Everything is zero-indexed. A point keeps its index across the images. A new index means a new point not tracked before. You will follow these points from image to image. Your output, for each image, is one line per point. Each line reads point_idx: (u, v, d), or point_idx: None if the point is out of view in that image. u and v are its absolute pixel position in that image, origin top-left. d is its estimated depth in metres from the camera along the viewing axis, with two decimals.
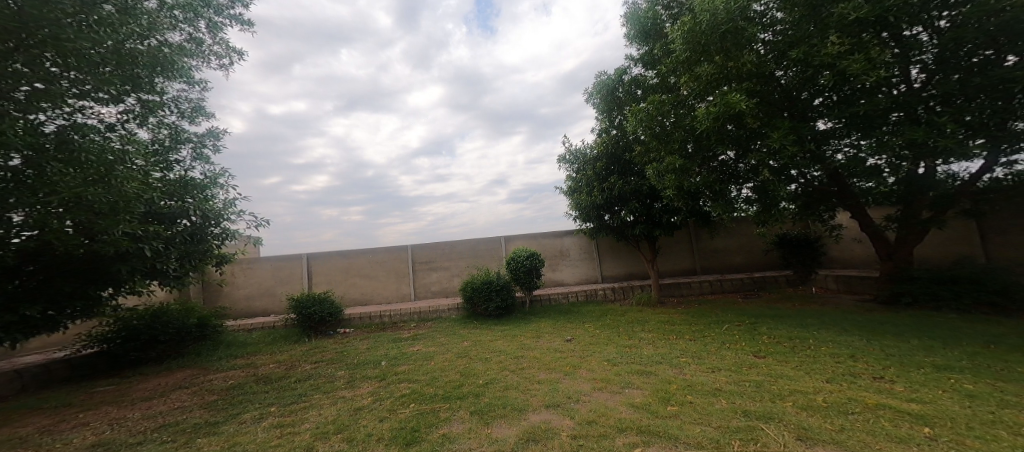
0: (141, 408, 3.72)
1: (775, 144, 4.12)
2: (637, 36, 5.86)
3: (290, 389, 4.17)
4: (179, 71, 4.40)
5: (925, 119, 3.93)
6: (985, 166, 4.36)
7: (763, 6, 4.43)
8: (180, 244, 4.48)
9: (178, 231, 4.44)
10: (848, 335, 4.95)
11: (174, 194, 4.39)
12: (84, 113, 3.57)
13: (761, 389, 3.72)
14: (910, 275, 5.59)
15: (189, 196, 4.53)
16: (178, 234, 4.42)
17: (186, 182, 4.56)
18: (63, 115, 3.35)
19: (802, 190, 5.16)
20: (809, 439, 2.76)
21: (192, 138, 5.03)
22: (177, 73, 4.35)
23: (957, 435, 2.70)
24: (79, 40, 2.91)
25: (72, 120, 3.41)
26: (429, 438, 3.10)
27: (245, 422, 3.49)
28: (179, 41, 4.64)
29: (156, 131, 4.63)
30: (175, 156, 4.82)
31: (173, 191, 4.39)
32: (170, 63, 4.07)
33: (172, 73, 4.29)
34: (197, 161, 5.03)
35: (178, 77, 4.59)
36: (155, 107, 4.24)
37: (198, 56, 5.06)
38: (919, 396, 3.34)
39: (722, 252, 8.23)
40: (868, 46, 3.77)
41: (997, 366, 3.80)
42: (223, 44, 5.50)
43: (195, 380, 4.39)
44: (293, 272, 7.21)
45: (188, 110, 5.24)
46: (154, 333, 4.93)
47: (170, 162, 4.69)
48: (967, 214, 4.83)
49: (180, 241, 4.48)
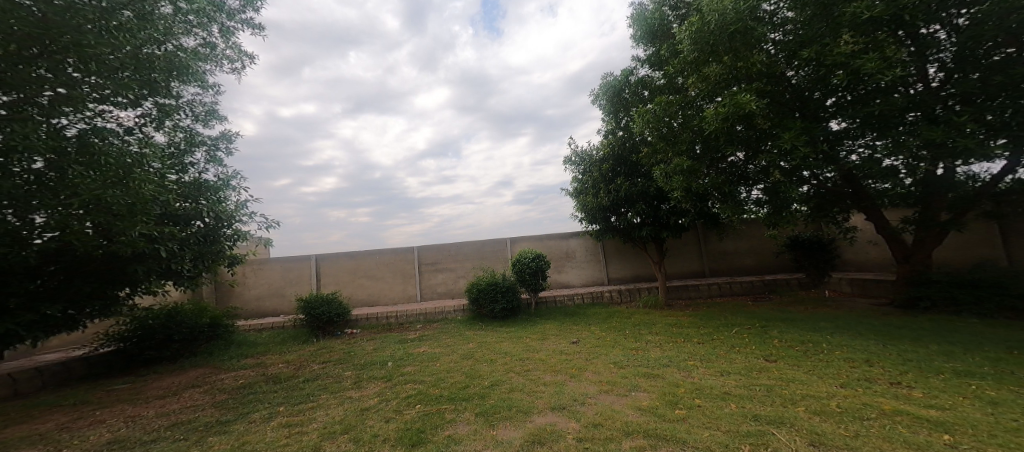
0: (156, 406, 3.81)
1: (786, 145, 4.03)
2: (644, 36, 5.80)
3: (299, 389, 4.23)
4: (194, 76, 4.50)
5: (944, 119, 3.79)
6: (1007, 168, 4.18)
7: (774, 4, 4.33)
8: (195, 245, 4.58)
9: (192, 232, 4.54)
10: (862, 340, 4.83)
11: (188, 196, 4.49)
12: (104, 117, 3.65)
13: (772, 394, 3.65)
14: (928, 278, 5.43)
15: (202, 199, 4.64)
16: (192, 235, 4.53)
17: (200, 185, 4.68)
18: (84, 119, 3.45)
19: (814, 192, 5.05)
20: (821, 445, 2.71)
21: (205, 141, 5.15)
22: (192, 77, 4.45)
23: (978, 443, 2.61)
24: (100, 45, 2.99)
25: (92, 124, 3.52)
26: (434, 439, 3.12)
27: (255, 420, 3.57)
28: (193, 46, 4.73)
29: (172, 134, 4.74)
30: (190, 158, 4.93)
31: (187, 194, 4.49)
32: (185, 68, 4.17)
33: (187, 77, 4.39)
34: (210, 164, 5.14)
35: (193, 82, 4.70)
36: (171, 111, 4.34)
37: (211, 60, 5.17)
38: (938, 403, 3.25)
39: (731, 254, 8.10)
40: (884, 44, 3.65)
41: (1020, 372, 3.66)
42: (236, 48, 5.61)
43: (207, 378, 4.48)
44: (302, 272, 7.32)
45: (202, 114, 5.36)
46: (168, 332, 5.05)
47: (185, 164, 4.80)
48: (988, 216, 4.65)
49: (194, 242, 4.59)
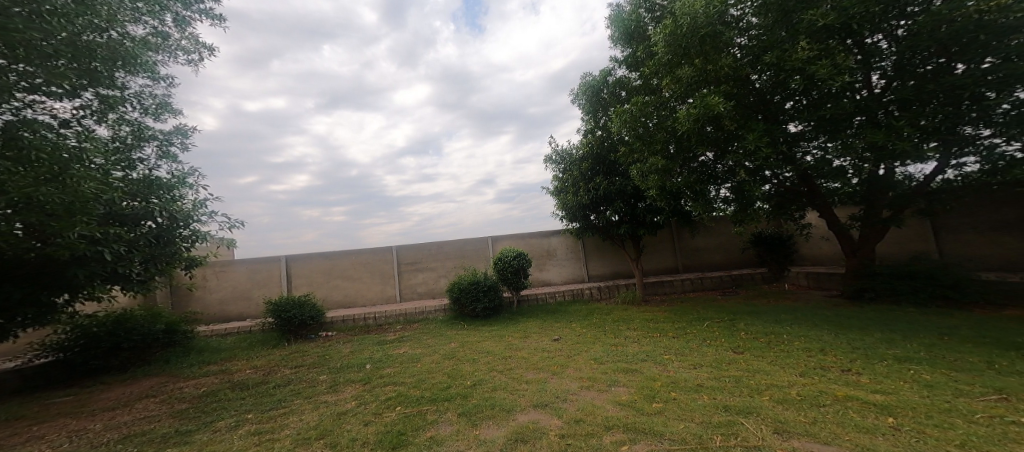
0: (106, 418, 3.44)
1: (751, 146, 4.36)
2: (621, 37, 6.05)
3: (268, 395, 3.97)
4: (142, 66, 4.22)
5: (886, 123, 4.18)
6: (937, 168, 4.68)
7: (740, 10, 4.66)
8: (145, 248, 4.25)
9: (141, 233, 4.21)
10: (818, 329, 5.22)
11: (137, 194, 4.17)
12: (34, 108, 3.33)
13: (739, 384, 3.86)
14: (873, 271, 5.96)
15: (153, 197, 4.33)
16: (142, 237, 4.20)
17: (151, 182, 4.36)
18: (11, 110, 3.13)
19: (775, 190, 5.42)
20: (784, 432, 2.87)
21: (157, 136, 4.78)
22: (140, 67, 4.17)
23: (918, 424, 2.87)
24: (29, 30, 2.76)
25: (21, 115, 3.19)
26: (416, 441, 3.03)
27: (219, 429, 3.32)
28: (141, 34, 4.43)
29: (117, 128, 4.35)
30: (138, 153, 4.58)
31: (136, 191, 4.18)
32: (131, 57, 3.90)
33: (134, 67, 4.10)
34: (162, 160, 4.80)
35: (141, 72, 4.38)
36: (116, 103, 3.99)
37: (162, 50, 4.85)
38: (882, 387, 3.56)
39: (701, 250, 8.51)
40: (835, 52, 4.03)
41: (950, 356, 4.09)
42: (191, 39, 5.30)
43: (164, 388, 4.11)
44: (271, 274, 6.92)
45: (151, 107, 4.99)
46: (117, 340, 4.58)
47: (132, 160, 4.46)
48: (923, 213, 5.16)
49: (144, 244, 4.25)
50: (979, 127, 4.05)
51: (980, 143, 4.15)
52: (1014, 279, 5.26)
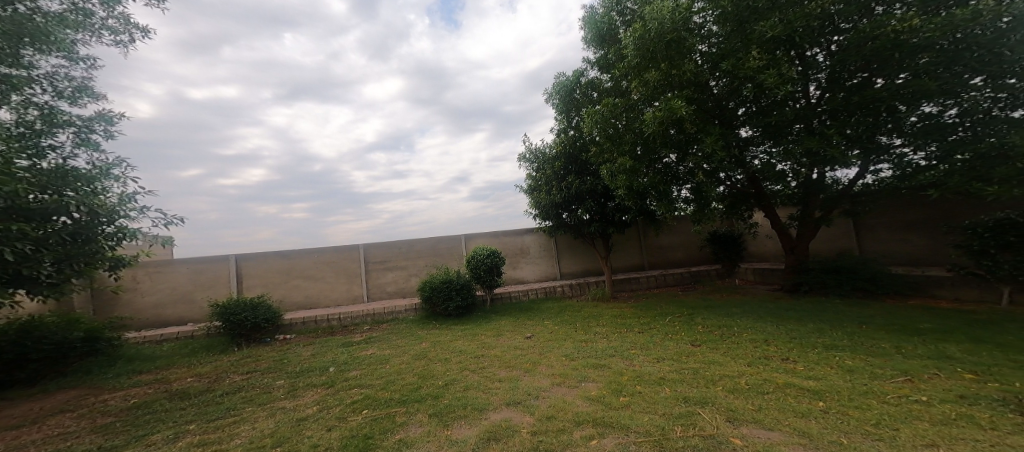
0: (5, 439, 2.88)
1: (708, 149, 4.74)
2: (594, 39, 6.36)
3: (214, 403, 3.55)
4: (60, 46, 3.72)
5: (819, 130, 4.75)
6: (859, 173, 5.37)
7: (702, 18, 5.08)
8: (57, 246, 3.65)
9: (51, 230, 3.59)
10: (763, 321, 5.70)
11: (47, 186, 3.57)
12: None
13: (697, 376, 4.09)
14: (807, 267, 6.66)
15: (69, 189, 3.71)
16: (52, 234, 3.59)
17: (65, 173, 3.80)
18: None
19: (729, 191, 5.93)
20: (735, 420, 3.07)
21: (75, 122, 4.13)
22: (56, 47, 3.69)
23: (842, 406, 3.21)
24: None
25: None
26: (384, 445, 2.86)
27: (154, 443, 2.90)
28: (57, 10, 3.90)
29: (20, 111, 3.74)
30: (49, 140, 3.95)
31: (46, 184, 3.57)
32: (43, 34, 3.45)
33: (46, 46, 3.61)
34: (80, 148, 4.16)
35: (56, 52, 3.82)
36: (21, 83, 3.50)
37: (86, 29, 4.26)
38: (814, 373, 3.95)
39: (664, 248, 9.01)
40: (780, 62, 4.51)
41: (868, 342, 4.65)
42: (121, 19, 4.75)
43: (83, 401, 3.53)
44: (218, 275, 6.27)
45: (67, 90, 4.35)
46: (23, 350, 3.90)
47: (40, 148, 3.83)
48: (848, 213, 5.88)
49: (55, 243, 3.65)
50: (892, 136, 4.73)
51: (892, 152, 4.83)
52: (917, 272, 6.11)
